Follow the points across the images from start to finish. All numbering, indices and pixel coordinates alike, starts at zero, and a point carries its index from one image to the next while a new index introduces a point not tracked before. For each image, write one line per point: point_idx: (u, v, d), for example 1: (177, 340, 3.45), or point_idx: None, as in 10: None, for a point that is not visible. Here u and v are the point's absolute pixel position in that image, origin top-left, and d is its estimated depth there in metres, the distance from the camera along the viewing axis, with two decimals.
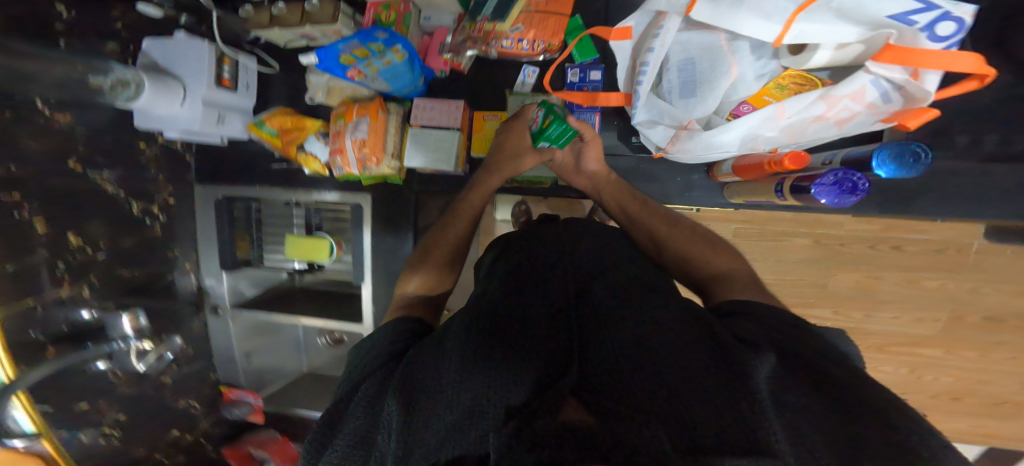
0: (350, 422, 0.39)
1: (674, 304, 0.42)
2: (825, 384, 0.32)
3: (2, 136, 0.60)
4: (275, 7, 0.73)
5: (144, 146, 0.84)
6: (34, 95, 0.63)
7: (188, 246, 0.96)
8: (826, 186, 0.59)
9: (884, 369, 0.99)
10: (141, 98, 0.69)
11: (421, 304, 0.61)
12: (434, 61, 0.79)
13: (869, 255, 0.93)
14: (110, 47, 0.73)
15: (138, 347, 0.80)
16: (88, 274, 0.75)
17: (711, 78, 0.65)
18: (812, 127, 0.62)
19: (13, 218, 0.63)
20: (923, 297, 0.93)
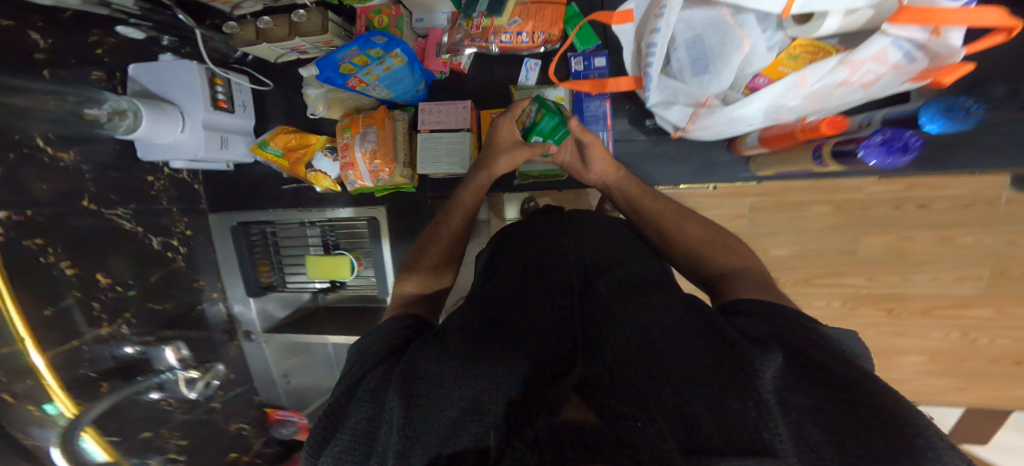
0: (351, 415, 0.37)
1: (675, 301, 0.40)
2: (835, 379, 0.29)
3: (10, 180, 0.63)
4: (261, 23, 0.72)
5: (153, 179, 0.85)
6: (33, 132, 0.65)
7: (213, 275, 0.98)
8: (875, 146, 0.56)
9: (932, 336, 0.95)
10: (143, 127, 0.71)
11: (418, 301, 0.58)
12: (433, 63, 0.80)
13: (894, 217, 0.88)
14: (97, 74, 0.74)
15: (186, 377, 0.82)
16: (123, 312, 0.78)
17: (723, 53, 0.63)
18: (836, 92, 0.60)
19: (40, 263, 0.66)
20: (960, 255, 0.88)
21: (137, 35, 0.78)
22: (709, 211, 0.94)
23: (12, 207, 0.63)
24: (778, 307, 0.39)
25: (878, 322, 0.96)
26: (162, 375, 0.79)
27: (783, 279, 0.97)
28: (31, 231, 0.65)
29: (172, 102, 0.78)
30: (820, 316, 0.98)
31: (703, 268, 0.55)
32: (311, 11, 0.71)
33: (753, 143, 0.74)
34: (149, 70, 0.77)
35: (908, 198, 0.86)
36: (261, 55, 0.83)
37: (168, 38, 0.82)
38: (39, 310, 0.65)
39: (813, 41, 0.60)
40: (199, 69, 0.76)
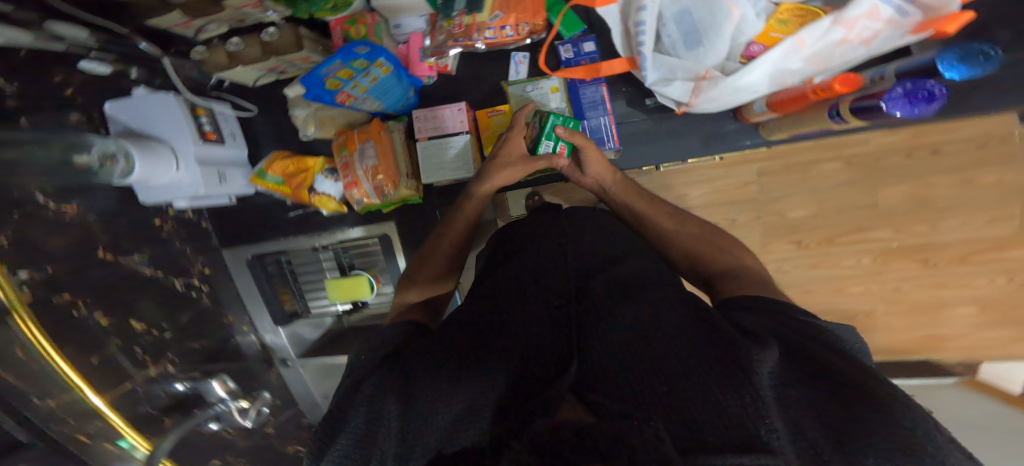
0: (352, 418, 0.38)
1: (673, 304, 0.42)
2: (828, 375, 0.31)
3: (21, 238, 0.59)
4: (232, 46, 0.70)
5: (160, 221, 0.83)
6: (33, 189, 0.60)
7: (239, 309, 0.98)
8: (898, 98, 0.56)
9: (978, 283, 0.91)
10: (135, 171, 0.65)
11: (418, 307, 0.56)
12: (419, 68, 0.75)
13: (909, 167, 0.86)
14: (75, 117, 0.67)
15: (238, 407, 0.88)
16: (166, 352, 0.80)
17: (713, 24, 0.63)
18: (838, 52, 0.61)
19: (71, 315, 0.65)
20: (983, 196, 0.85)
21: (103, 70, 0.69)
22: (716, 181, 0.91)
23: (35, 265, 0.61)
24: (776, 304, 0.41)
25: (914, 275, 0.93)
26: (216, 407, 0.85)
27: (805, 241, 0.94)
28: (58, 287, 0.64)
29: (161, 139, 0.71)
30: (853, 274, 0.95)
31: (703, 267, 0.56)
32: (283, 28, 0.70)
33: (760, 110, 0.68)
34: (132, 109, 0.71)
35: (917, 145, 0.85)
36: (239, 81, 0.82)
37: (134, 69, 0.76)
38: (88, 358, 0.66)
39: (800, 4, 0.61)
40: (178, 101, 0.70)
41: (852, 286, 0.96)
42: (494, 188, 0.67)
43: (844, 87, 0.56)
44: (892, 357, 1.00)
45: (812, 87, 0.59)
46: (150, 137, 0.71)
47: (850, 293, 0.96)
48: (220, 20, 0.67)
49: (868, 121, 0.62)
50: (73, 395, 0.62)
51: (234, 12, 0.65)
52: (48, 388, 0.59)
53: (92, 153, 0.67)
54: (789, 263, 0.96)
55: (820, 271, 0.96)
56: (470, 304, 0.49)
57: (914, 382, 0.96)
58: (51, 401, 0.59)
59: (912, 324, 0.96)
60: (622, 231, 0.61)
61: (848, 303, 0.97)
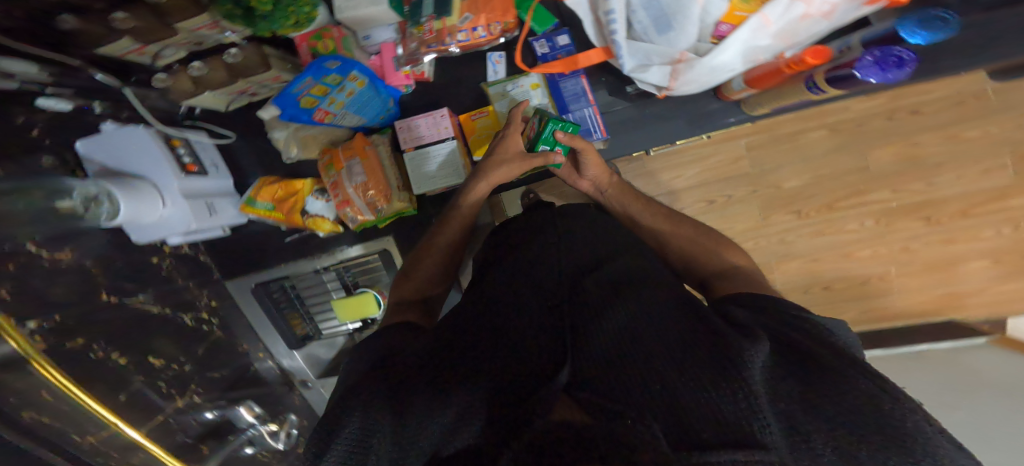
0: (346, 424, 0.37)
1: (664, 298, 0.42)
2: (822, 368, 0.31)
3: (27, 290, 0.59)
4: (194, 71, 0.68)
5: (159, 260, 0.82)
6: (25, 240, 0.59)
7: (253, 337, 1.01)
8: (869, 66, 0.55)
9: (987, 236, 0.91)
10: (122, 211, 0.64)
11: (411, 307, 0.58)
12: (395, 78, 0.75)
13: (892, 128, 0.88)
14: (48, 160, 0.65)
15: (267, 430, 0.94)
16: (189, 384, 0.83)
17: (680, 7, 0.60)
18: (802, 27, 0.59)
19: (90, 358, 0.67)
20: (972, 149, 0.87)
21: (64, 106, 0.66)
22: (707, 160, 0.91)
23: (42, 315, 0.61)
24: (769, 300, 0.41)
25: (920, 233, 0.92)
26: (247, 432, 0.92)
27: (805, 210, 0.93)
28: (70, 333, 0.64)
29: (141, 176, 0.70)
30: (858, 238, 0.94)
31: (698, 269, 0.58)
32: (245, 48, 0.69)
33: (738, 88, 0.70)
34: (104, 146, 0.68)
35: (895, 107, 0.87)
36: (209, 107, 0.82)
37: (99, 103, 0.72)
38: (115, 395, 0.69)
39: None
40: (149, 133, 0.68)
41: (860, 250, 0.95)
42: (491, 189, 0.68)
43: (814, 59, 0.58)
44: (917, 320, 0.97)
45: (785, 62, 0.61)
46: (130, 175, 0.70)
47: (859, 258, 0.95)
48: (176, 44, 0.64)
49: (842, 90, 0.63)
50: (108, 430, 0.67)
51: (189, 34, 0.63)
52: (85, 425, 0.64)
53: (74, 197, 0.64)
54: (792, 234, 0.95)
55: (825, 239, 0.95)
56: (465, 305, 0.50)
57: (942, 345, 0.95)
58: (89, 437, 0.64)
59: (930, 283, 0.95)
60: (620, 226, 0.63)
61: (858, 268, 0.96)
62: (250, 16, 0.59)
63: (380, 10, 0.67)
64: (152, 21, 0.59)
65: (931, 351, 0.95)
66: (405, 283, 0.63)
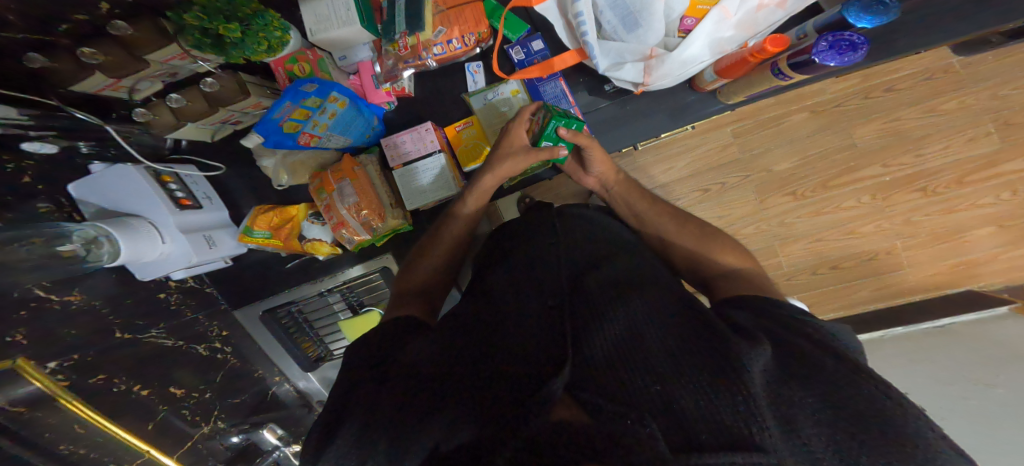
0: (347, 421, 0.36)
1: (664, 297, 0.42)
2: (825, 376, 0.30)
3: (44, 333, 0.61)
4: (172, 102, 0.70)
5: (165, 295, 0.83)
6: (33, 286, 0.59)
7: (267, 363, 1.02)
8: (824, 51, 0.55)
9: (984, 203, 0.89)
10: (123, 249, 0.66)
11: (416, 301, 0.57)
12: (376, 96, 0.77)
13: (869, 106, 0.89)
14: (44, 206, 0.65)
15: (292, 450, 0.96)
16: (212, 414, 0.86)
17: (645, 4, 0.62)
18: (760, 17, 0.61)
19: (116, 390, 0.69)
20: (952, 121, 0.87)
21: (50, 149, 0.65)
22: (696, 150, 0.91)
23: (61, 355, 0.62)
24: (766, 303, 0.40)
25: (919, 205, 0.91)
26: (273, 453, 0.92)
27: (800, 191, 0.92)
28: (90, 369, 0.66)
29: (138, 215, 0.72)
30: (858, 215, 0.92)
31: (703, 269, 0.56)
32: (221, 77, 0.72)
33: (711, 79, 0.68)
34: (96, 187, 0.70)
35: (870, 87, 0.88)
36: (195, 137, 0.83)
37: (85, 143, 0.72)
38: (146, 424, 0.73)
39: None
40: (139, 171, 0.70)
41: (862, 226, 0.93)
42: (498, 182, 0.67)
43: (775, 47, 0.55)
44: (933, 293, 0.94)
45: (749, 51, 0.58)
46: (126, 214, 0.72)
47: (862, 234, 0.93)
48: (151, 76, 0.67)
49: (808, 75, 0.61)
50: (142, 457, 0.72)
51: (161, 65, 0.66)
52: (121, 455, 0.69)
53: (75, 240, 0.64)
54: (792, 215, 0.93)
55: (825, 218, 0.93)
56: (466, 303, 0.49)
57: (964, 318, 0.87)
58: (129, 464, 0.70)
59: (936, 256, 0.92)
60: (614, 228, 0.61)
61: (863, 244, 0.93)
62: (219, 43, 0.61)
63: (352, 30, 0.68)
64: (118, 54, 0.60)
65: (954, 325, 0.87)
66: (406, 281, 0.62)
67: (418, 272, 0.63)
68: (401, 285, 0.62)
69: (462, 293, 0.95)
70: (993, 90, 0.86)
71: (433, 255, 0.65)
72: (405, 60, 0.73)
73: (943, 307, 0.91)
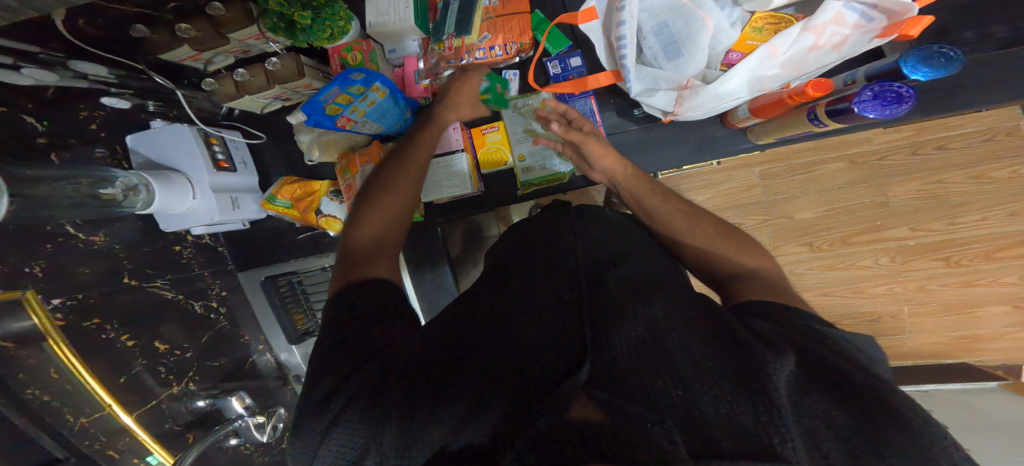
0: (350, 403, 0.42)
1: (680, 299, 0.47)
2: (852, 388, 0.34)
3: (58, 270, 0.63)
4: (237, 75, 0.75)
5: (180, 248, 0.86)
6: (65, 223, 0.64)
7: (255, 329, 1.02)
8: (868, 101, 0.56)
9: (1005, 281, 0.99)
10: (157, 199, 0.71)
11: (379, 254, 0.59)
12: (413, 89, 0.79)
13: (916, 162, 0.97)
14: (100, 151, 0.71)
15: (254, 422, 0.87)
16: (188, 372, 0.84)
17: (690, 35, 0.65)
18: (811, 58, 0.60)
19: (101, 339, 0.68)
20: (997, 190, 0.96)
21: (123, 105, 0.71)
22: (720, 185, 1.05)
23: (68, 293, 0.64)
24: (788, 312, 0.44)
25: (939, 273, 1.01)
26: (234, 423, 0.86)
27: (817, 243, 1.04)
28: (87, 312, 0.67)
29: (177, 170, 0.77)
30: (872, 275, 1.03)
31: (714, 267, 0.59)
32: (284, 57, 0.75)
33: (744, 116, 0.69)
34: (149, 140, 0.75)
35: (920, 142, 0.96)
36: (248, 109, 0.87)
37: (153, 103, 0.77)
38: (116, 378, 0.70)
39: (771, 13, 0.60)
40: (191, 130, 0.75)
41: (872, 287, 1.03)
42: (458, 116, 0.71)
43: (818, 92, 0.58)
44: (928, 361, 1.05)
45: (787, 93, 0.61)
46: (166, 168, 0.76)
47: (872, 294, 1.04)
48: (228, 52, 0.75)
49: (843, 124, 0.62)
50: (102, 412, 0.67)
51: (239, 43, 0.73)
52: (81, 406, 0.64)
53: (115, 186, 0.69)
54: (803, 266, 1.05)
55: (836, 273, 1.04)
56: (485, 289, 0.54)
57: (951, 386, 0.97)
58: (83, 419, 0.64)
59: (943, 326, 1.03)
60: (632, 232, 0.65)
61: (869, 305, 1.04)
62: (291, 29, 0.69)
63: (407, 26, 0.73)
64: (207, 30, 0.68)
65: (938, 391, 0.98)
66: (363, 227, 0.61)
67: (375, 213, 0.62)
68: (363, 230, 0.62)
69: (458, 292, 0.88)
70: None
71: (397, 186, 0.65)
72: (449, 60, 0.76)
73: (929, 374, 1.02)
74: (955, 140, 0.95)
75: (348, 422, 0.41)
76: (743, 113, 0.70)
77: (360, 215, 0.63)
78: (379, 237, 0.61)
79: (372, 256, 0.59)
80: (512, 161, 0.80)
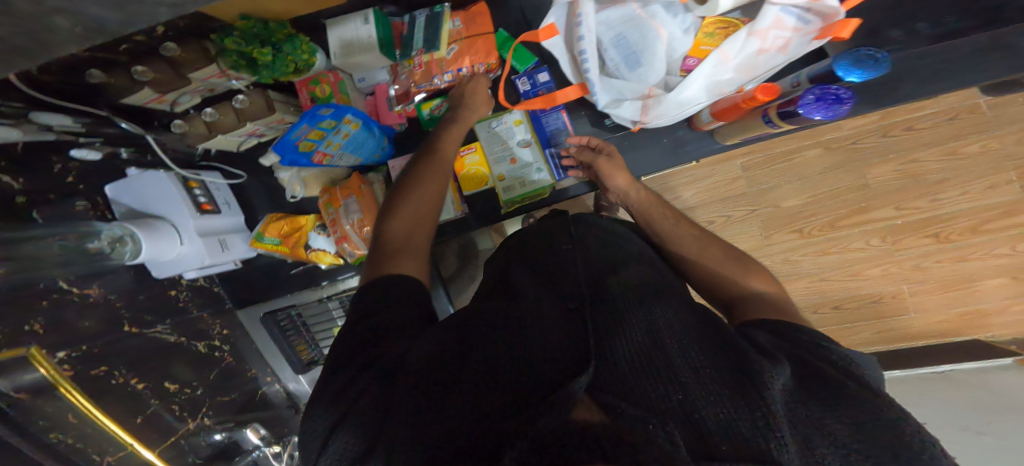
0: (366, 400, 0.44)
1: (677, 307, 0.50)
2: (838, 395, 0.38)
3: (61, 323, 0.64)
4: (207, 116, 0.74)
5: (176, 292, 0.86)
6: (57, 278, 0.64)
7: (260, 363, 1.04)
8: (812, 104, 0.56)
9: (1000, 252, 0.99)
10: (144, 246, 0.72)
11: (412, 251, 0.62)
12: (388, 117, 0.80)
13: (888, 144, 0.97)
14: (80, 204, 0.72)
15: (271, 452, 0.94)
16: (201, 408, 0.86)
17: (647, 45, 0.65)
18: (761, 61, 0.60)
19: (114, 384, 0.71)
20: (972, 164, 0.96)
21: (94, 155, 0.72)
22: (704, 181, 1.05)
23: (71, 345, 0.65)
24: (795, 330, 0.47)
25: (932, 250, 1.00)
26: (252, 454, 0.93)
27: (806, 229, 1.04)
28: (94, 361, 0.68)
29: (162, 217, 0.78)
30: (867, 257, 1.03)
31: (724, 291, 0.60)
32: (251, 94, 0.76)
33: (708, 120, 0.70)
34: (129, 189, 0.77)
35: (890, 124, 0.97)
36: (224, 148, 0.88)
37: (125, 149, 0.78)
38: (133, 417, 0.73)
39: (720, 18, 0.61)
40: (169, 177, 0.76)
41: (869, 269, 1.03)
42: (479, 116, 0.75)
43: (767, 96, 0.59)
44: (938, 340, 1.04)
45: (741, 98, 0.62)
46: (150, 216, 0.78)
47: (869, 276, 1.03)
48: (192, 91, 0.73)
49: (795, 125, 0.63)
50: (124, 450, 0.71)
51: (201, 83, 0.71)
52: (105, 446, 0.68)
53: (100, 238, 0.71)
54: (797, 253, 1.05)
55: (831, 257, 1.04)
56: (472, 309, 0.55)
57: (964, 366, 0.96)
58: (108, 458, 0.68)
59: (943, 303, 1.02)
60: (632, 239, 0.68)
61: (868, 287, 1.04)
62: (253, 64, 0.69)
63: (373, 56, 0.74)
64: (166, 72, 0.66)
65: (953, 372, 0.96)
66: (391, 228, 0.64)
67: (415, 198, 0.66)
68: (385, 232, 0.64)
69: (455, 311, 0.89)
70: (1008, 136, 0.94)
71: (421, 190, 0.68)
72: (411, 75, 0.78)
73: (941, 352, 1.01)
74: (923, 120, 0.96)
75: (356, 418, 0.43)
76: (707, 117, 0.71)
77: (386, 219, 0.66)
78: (398, 240, 0.63)
79: (395, 252, 0.61)
80: (492, 181, 0.79)
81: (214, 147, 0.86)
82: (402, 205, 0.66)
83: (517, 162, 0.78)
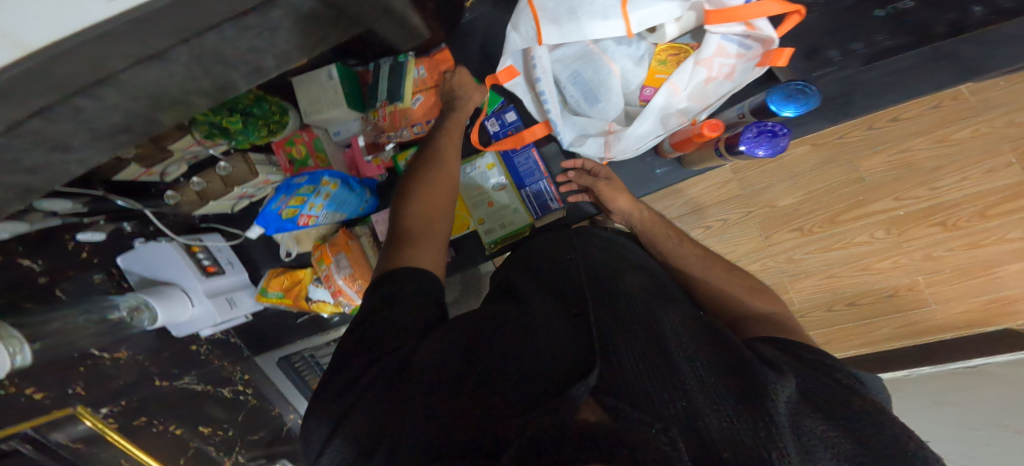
0: (370, 399, 0.43)
1: (682, 314, 0.49)
2: (840, 409, 0.37)
3: (101, 381, 0.70)
4: (195, 184, 0.80)
5: (195, 346, 0.89)
6: (87, 346, 0.69)
7: (284, 401, 1.11)
8: (752, 140, 0.57)
9: (1014, 236, 0.93)
10: (162, 311, 0.76)
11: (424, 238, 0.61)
12: (367, 169, 0.83)
13: (874, 137, 0.94)
14: (99, 277, 0.78)
15: None
16: (234, 449, 0.96)
17: (601, 81, 0.66)
18: (710, 89, 0.62)
19: (155, 430, 0.79)
20: (966, 149, 0.91)
21: (98, 235, 0.76)
22: (698, 187, 1.03)
23: (111, 400, 0.71)
24: (799, 348, 0.46)
25: (941, 239, 0.95)
26: None
27: (806, 227, 1.00)
28: (134, 412, 0.75)
29: (172, 283, 0.82)
30: (873, 251, 0.98)
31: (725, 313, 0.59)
32: (233, 160, 0.79)
33: (670, 150, 0.71)
34: (137, 259, 0.81)
35: (873, 116, 0.93)
36: (221, 211, 0.93)
37: (129, 223, 0.83)
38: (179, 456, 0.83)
39: (671, 44, 0.62)
40: (172, 246, 0.80)
41: (878, 263, 0.99)
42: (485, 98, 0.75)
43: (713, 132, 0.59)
44: (967, 331, 0.98)
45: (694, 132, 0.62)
46: (161, 282, 0.82)
47: (879, 270, 0.99)
48: (179, 161, 0.78)
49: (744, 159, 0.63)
50: None
51: (183, 152, 0.76)
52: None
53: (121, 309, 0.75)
54: (801, 251, 1.01)
55: (836, 253, 1.00)
56: None
57: (999, 359, 0.88)
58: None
59: (967, 292, 0.96)
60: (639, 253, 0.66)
61: (880, 281, 0.99)
62: (227, 132, 0.72)
63: (341, 111, 0.77)
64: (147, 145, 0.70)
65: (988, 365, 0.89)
66: (404, 217, 0.64)
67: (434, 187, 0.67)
68: (400, 219, 0.65)
69: None
70: (997, 119, 0.89)
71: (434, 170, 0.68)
72: (379, 126, 0.82)
73: (972, 345, 0.95)
74: (906, 110, 0.92)
75: (354, 422, 0.42)
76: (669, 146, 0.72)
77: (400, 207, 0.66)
78: (416, 224, 0.64)
79: (414, 238, 0.62)
80: (473, 225, 0.81)
81: (211, 211, 0.91)
82: (413, 193, 0.67)
83: (495, 205, 0.79)
